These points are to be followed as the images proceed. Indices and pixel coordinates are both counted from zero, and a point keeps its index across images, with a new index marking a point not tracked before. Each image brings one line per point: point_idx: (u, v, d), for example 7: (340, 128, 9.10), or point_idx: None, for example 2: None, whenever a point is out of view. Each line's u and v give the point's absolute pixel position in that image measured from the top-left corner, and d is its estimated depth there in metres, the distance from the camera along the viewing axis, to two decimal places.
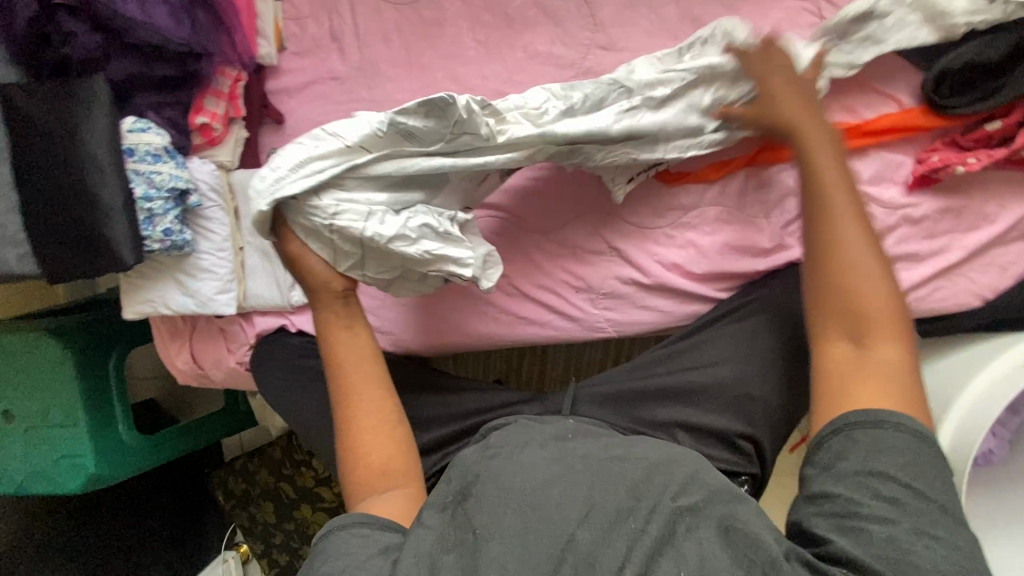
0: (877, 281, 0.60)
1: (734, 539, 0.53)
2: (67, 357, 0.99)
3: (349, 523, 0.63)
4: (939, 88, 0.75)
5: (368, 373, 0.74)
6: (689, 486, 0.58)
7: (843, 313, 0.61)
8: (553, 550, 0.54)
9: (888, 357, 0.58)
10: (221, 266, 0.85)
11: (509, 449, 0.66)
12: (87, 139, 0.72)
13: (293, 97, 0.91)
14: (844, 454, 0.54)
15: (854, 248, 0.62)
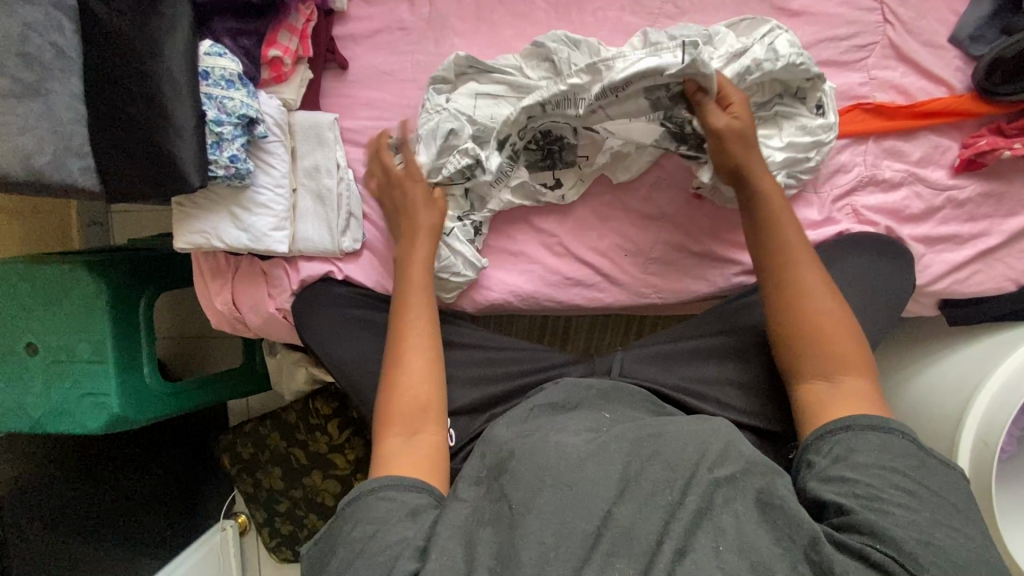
0: (834, 325, 0.69)
1: (772, 514, 0.57)
2: (101, 291, 0.96)
3: (378, 485, 0.65)
4: (992, 74, 0.79)
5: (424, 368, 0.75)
6: (725, 454, 0.61)
7: (812, 357, 0.69)
8: (590, 529, 0.56)
9: (857, 386, 0.66)
10: (277, 203, 0.85)
11: (541, 433, 0.68)
12: (165, 55, 0.72)
13: (358, 44, 0.92)
14: (858, 449, 0.61)
15: (815, 301, 0.71)
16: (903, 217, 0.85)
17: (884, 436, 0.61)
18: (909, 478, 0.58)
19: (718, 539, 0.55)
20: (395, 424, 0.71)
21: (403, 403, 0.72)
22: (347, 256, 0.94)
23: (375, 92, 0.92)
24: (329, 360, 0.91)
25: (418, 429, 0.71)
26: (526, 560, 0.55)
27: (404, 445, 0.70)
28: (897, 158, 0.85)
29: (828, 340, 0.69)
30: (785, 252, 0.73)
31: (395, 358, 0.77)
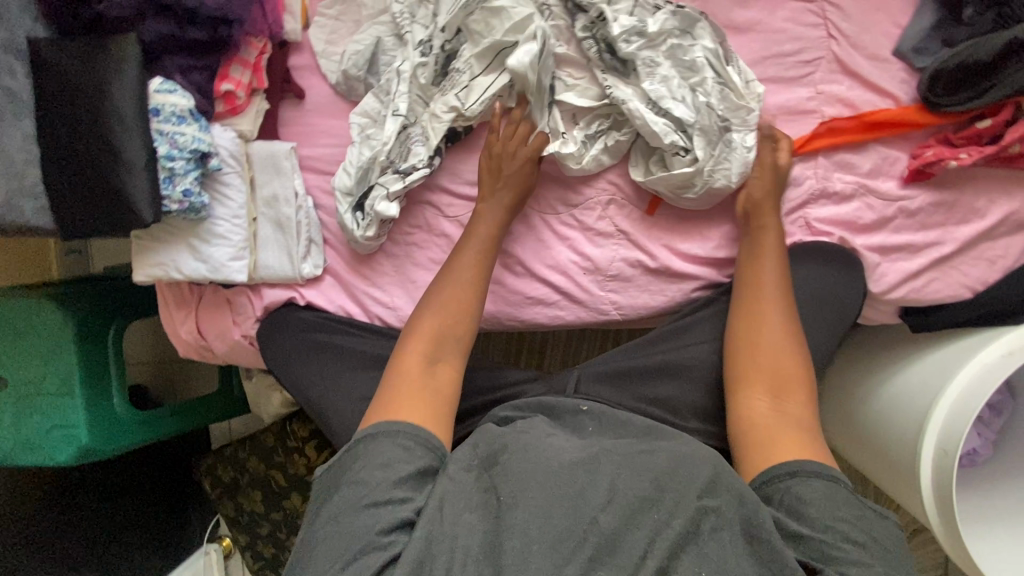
0: (777, 331, 0.76)
1: (759, 548, 0.58)
2: (69, 322, 0.98)
3: (387, 429, 0.66)
4: (935, 86, 0.80)
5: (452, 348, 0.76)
6: (713, 486, 0.60)
7: (758, 374, 0.74)
8: (574, 527, 0.57)
9: (796, 416, 0.70)
10: (235, 233, 0.86)
11: (537, 432, 0.70)
12: (114, 95, 0.73)
13: (314, 73, 0.93)
14: (806, 501, 0.61)
15: (775, 318, 0.77)
16: (858, 227, 0.86)
17: (829, 483, 0.63)
18: (856, 527, 0.60)
19: (701, 564, 0.56)
20: (425, 356, 0.74)
21: (431, 328, 0.76)
22: (310, 282, 0.95)
23: (332, 121, 0.93)
24: (295, 387, 0.93)
25: (440, 361, 0.74)
26: (509, 549, 0.56)
27: (421, 372, 0.72)
28: (848, 170, 0.86)
29: (773, 358, 0.75)
30: (760, 276, 0.80)
31: (427, 301, 0.79)
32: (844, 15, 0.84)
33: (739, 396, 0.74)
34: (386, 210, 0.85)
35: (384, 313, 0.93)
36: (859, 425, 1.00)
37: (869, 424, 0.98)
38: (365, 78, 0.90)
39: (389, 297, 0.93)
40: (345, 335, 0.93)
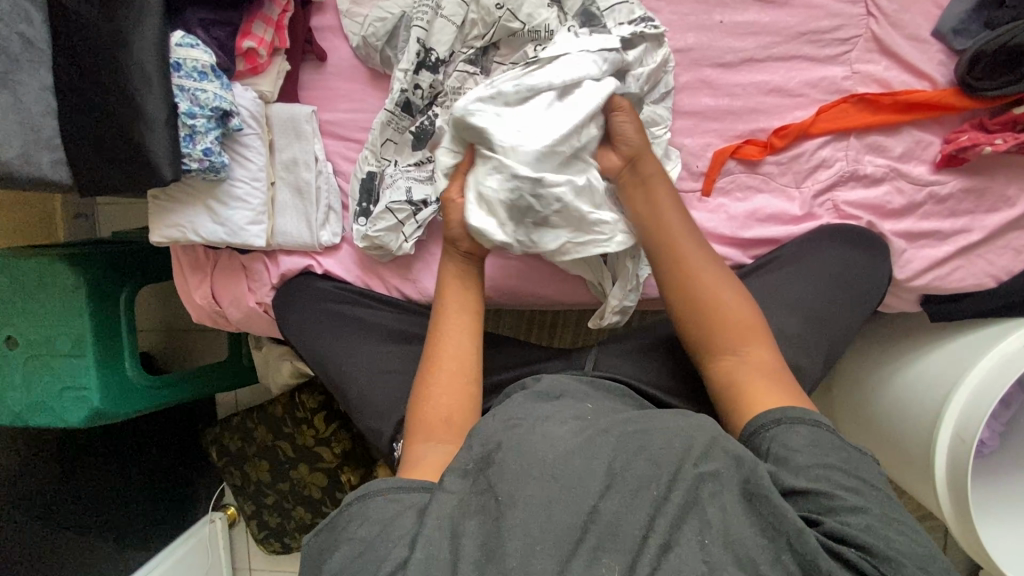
0: (725, 295, 0.72)
1: (759, 505, 0.55)
2: (81, 284, 0.96)
3: (386, 486, 0.63)
4: (974, 68, 0.78)
5: (450, 349, 0.74)
6: (711, 449, 0.58)
7: (713, 332, 0.71)
8: (575, 522, 0.54)
9: (759, 357, 0.68)
10: (254, 196, 0.84)
11: (530, 422, 0.64)
12: (135, 47, 0.70)
13: (337, 35, 0.90)
14: (794, 449, 0.59)
15: (703, 266, 0.74)
16: (885, 213, 0.85)
17: (813, 430, 0.60)
18: (848, 474, 0.58)
19: (703, 531, 0.53)
20: (421, 428, 0.70)
21: (434, 399, 0.71)
22: (327, 250, 0.93)
23: (354, 85, 0.91)
24: (308, 354, 0.92)
25: (445, 441, 0.68)
26: (511, 552, 0.53)
27: (432, 450, 0.67)
28: (880, 154, 0.84)
29: (715, 304, 0.72)
30: (686, 264, 0.74)
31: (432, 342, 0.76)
32: None
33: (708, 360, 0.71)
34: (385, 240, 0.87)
35: (403, 285, 0.92)
36: (872, 411, 1.00)
37: (882, 412, 0.98)
38: (383, 49, 0.87)
39: (404, 270, 0.92)
40: (362, 306, 0.92)
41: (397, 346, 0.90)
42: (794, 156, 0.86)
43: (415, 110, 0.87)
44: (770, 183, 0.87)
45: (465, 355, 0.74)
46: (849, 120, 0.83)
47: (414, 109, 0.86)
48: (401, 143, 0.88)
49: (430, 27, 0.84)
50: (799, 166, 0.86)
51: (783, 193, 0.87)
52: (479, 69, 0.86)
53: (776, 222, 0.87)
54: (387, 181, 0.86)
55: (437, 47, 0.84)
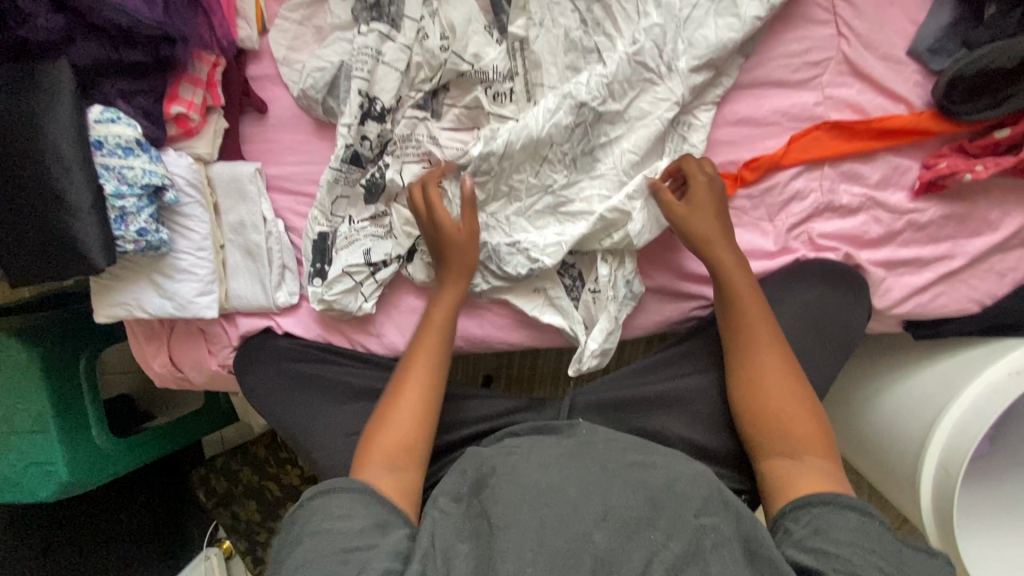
0: (787, 393, 0.71)
1: (760, 565, 0.56)
2: (35, 360, 0.93)
3: (339, 486, 0.65)
4: (952, 92, 0.73)
5: (421, 374, 0.75)
6: (707, 501, 0.59)
7: (767, 432, 0.71)
8: (569, 547, 0.55)
9: (817, 465, 0.68)
10: (200, 266, 0.80)
11: (523, 452, 0.68)
12: (48, 132, 0.65)
13: (276, 83, 0.85)
14: (835, 526, 0.59)
15: (769, 367, 0.73)
16: (862, 242, 0.81)
17: (860, 516, 0.60)
18: (888, 561, 0.56)
19: None
20: (379, 456, 0.70)
21: (385, 440, 0.71)
22: (286, 309, 0.89)
23: (298, 136, 0.85)
24: (276, 416, 0.88)
25: (399, 463, 0.70)
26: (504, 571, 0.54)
27: (381, 474, 0.68)
28: (855, 182, 0.80)
29: (775, 396, 0.71)
30: (747, 334, 0.74)
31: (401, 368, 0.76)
32: (857, 11, 0.77)
33: (759, 456, 0.71)
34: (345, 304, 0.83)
35: (367, 339, 0.89)
36: (861, 430, 0.98)
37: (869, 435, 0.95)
38: (325, 100, 0.81)
39: (365, 326, 0.89)
40: (328, 364, 0.89)
41: (369, 405, 0.87)
42: (765, 188, 0.81)
43: (365, 161, 0.82)
44: (743, 216, 0.83)
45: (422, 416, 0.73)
46: (823, 149, 0.79)
47: (363, 160, 0.82)
48: (353, 196, 0.83)
49: (372, 76, 0.78)
50: (771, 198, 0.82)
51: (756, 227, 0.83)
52: (430, 113, 0.82)
53: (751, 258, 0.83)
54: (342, 240, 0.83)
55: (380, 95, 0.79)
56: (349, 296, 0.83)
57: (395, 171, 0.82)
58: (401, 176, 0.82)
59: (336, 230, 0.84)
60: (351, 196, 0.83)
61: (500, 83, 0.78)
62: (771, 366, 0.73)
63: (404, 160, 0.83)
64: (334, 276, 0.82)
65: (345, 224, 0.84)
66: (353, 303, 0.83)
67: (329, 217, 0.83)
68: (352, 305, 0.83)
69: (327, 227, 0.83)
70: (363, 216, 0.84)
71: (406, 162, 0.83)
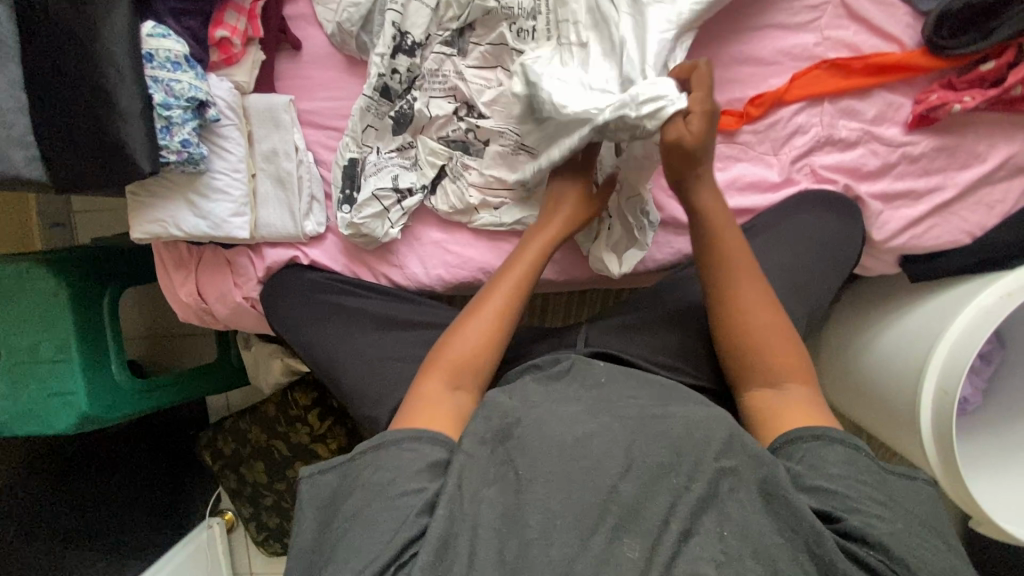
0: (768, 327, 0.70)
1: (777, 508, 0.55)
2: (62, 289, 0.94)
3: (388, 440, 0.61)
4: (940, 29, 0.80)
5: (481, 320, 0.72)
6: (730, 446, 0.58)
7: (751, 364, 0.70)
8: (596, 499, 0.55)
9: (801, 392, 0.67)
10: (235, 188, 0.84)
11: (544, 405, 0.64)
12: (105, 38, 0.69)
13: (311, 22, 0.90)
14: (830, 460, 0.59)
15: (755, 305, 0.71)
16: (860, 175, 0.87)
17: (854, 450, 0.60)
18: (878, 490, 0.57)
19: (722, 524, 0.54)
20: (442, 370, 0.68)
21: (450, 359, 0.69)
22: (312, 241, 0.92)
23: (330, 72, 0.90)
24: (300, 344, 0.91)
25: (459, 387, 0.68)
26: (533, 522, 0.54)
27: (439, 390, 0.67)
28: (853, 118, 0.86)
29: (759, 332, 0.70)
30: (731, 268, 0.73)
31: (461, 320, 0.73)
32: None
33: (745, 386, 0.70)
34: (375, 229, 0.87)
35: (390, 271, 0.92)
36: (857, 371, 1.02)
37: (869, 372, 0.99)
38: (358, 35, 0.87)
39: (388, 258, 0.92)
40: (352, 295, 0.91)
41: (392, 332, 0.89)
42: (769, 124, 0.87)
43: (394, 95, 0.87)
44: (749, 150, 0.88)
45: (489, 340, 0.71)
46: (822, 86, 0.85)
47: (393, 93, 0.86)
48: (381, 128, 0.88)
49: (404, 11, 0.84)
50: (775, 133, 0.87)
51: (761, 160, 0.88)
52: (456, 50, 0.88)
53: (757, 190, 0.88)
54: (371, 168, 0.87)
55: (412, 30, 0.84)
56: (378, 222, 0.87)
57: (422, 104, 0.87)
58: (428, 107, 0.87)
59: (365, 158, 0.88)
60: (379, 128, 0.88)
61: (525, 18, 0.84)
62: (752, 301, 0.71)
63: (428, 92, 0.88)
64: (363, 202, 0.85)
65: (373, 153, 0.88)
66: (382, 228, 0.87)
67: (359, 146, 0.88)
68: (381, 231, 0.87)
69: (356, 155, 0.88)
70: (390, 146, 0.89)
71: (432, 96, 0.87)
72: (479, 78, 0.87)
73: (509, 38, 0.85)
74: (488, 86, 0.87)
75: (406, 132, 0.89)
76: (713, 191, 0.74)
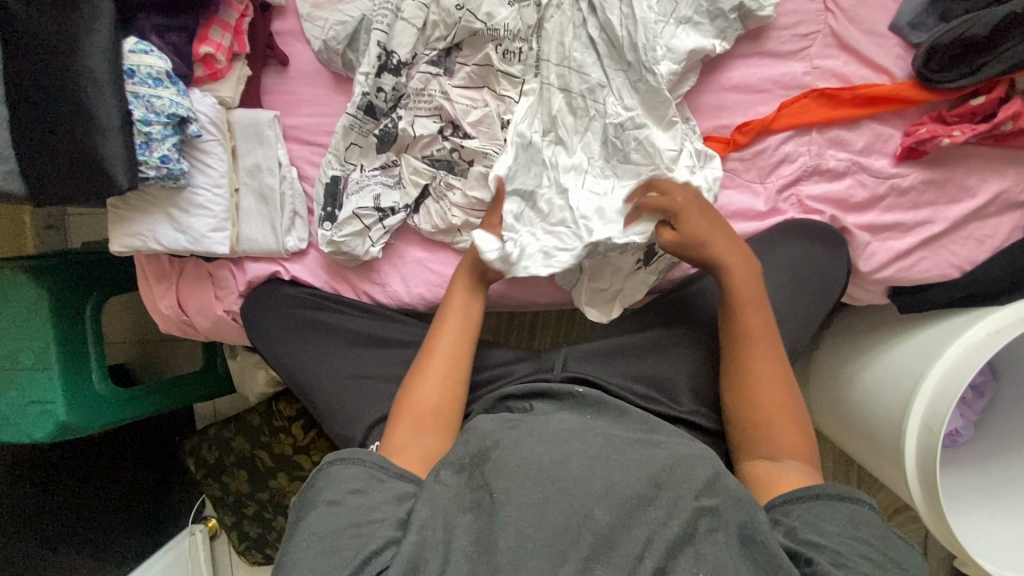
0: (778, 398, 0.70)
1: (755, 551, 0.55)
2: (44, 297, 0.95)
3: (360, 459, 0.64)
4: (930, 62, 0.79)
5: (433, 369, 0.74)
6: (713, 483, 0.58)
7: (754, 433, 0.69)
8: (568, 525, 0.56)
9: (800, 467, 0.66)
10: (216, 203, 0.83)
11: (526, 426, 0.65)
12: (86, 54, 0.70)
13: (299, 39, 0.90)
14: (825, 517, 0.59)
15: (768, 378, 0.71)
16: (848, 206, 0.86)
17: (851, 505, 0.60)
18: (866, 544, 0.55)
19: (697, 566, 0.54)
20: (409, 418, 0.70)
21: (417, 404, 0.72)
22: (294, 256, 0.92)
23: (317, 88, 0.90)
24: (277, 360, 0.90)
25: (429, 432, 0.70)
26: (504, 549, 0.55)
27: (411, 441, 0.69)
28: (841, 148, 0.85)
29: (768, 407, 0.69)
30: (752, 339, 0.72)
31: (418, 366, 0.75)
32: None
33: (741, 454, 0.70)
34: (355, 247, 0.87)
35: (371, 289, 0.91)
36: (843, 402, 1.00)
37: (855, 404, 0.96)
38: (345, 53, 0.87)
39: (369, 276, 0.91)
40: (331, 312, 0.91)
41: (370, 350, 0.88)
42: (756, 152, 0.86)
43: (379, 113, 0.86)
44: (736, 177, 0.87)
45: (448, 381, 0.74)
46: (810, 115, 0.84)
47: (378, 112, 0.86)
48: (365, 146, 0.88)
49: (390, 30, 0.84)
50: (762, 161, 0.86)
51: (748, 188, 0.87)
52: (443, 70, 0.87)
53: (743, 218, 0.87)
54: (353, 186, 0.87)
55: (397, 50, 0.84)
56: (359, 241, 0.87)
57: (407, 123, 0.86)
58: (412, 126, 0.86)
59: (347, 176, 0.88)
60: (363, 146, 0.88)
61: (512, 40, 0.84)
62: (764, 372, 0.71)
63: (414, 111, 0.87)
64: (344, 220, 0.85)
65: (356, 171, 0.88)
66: (362, 246, 0.87)
67: (343, 164, 0.88)
68: (361, 249, 0.87)
69: (340, 172, 0.88)
70: (375, 163, 0.88)
71: (418, 115, 0.87)
72: (465, 99, 0.86)
73: (493, 58, 0.85)
74: (473, 107, 0.86)
75: (388, 150, 0.88)
76: (740, 263, 0.74)
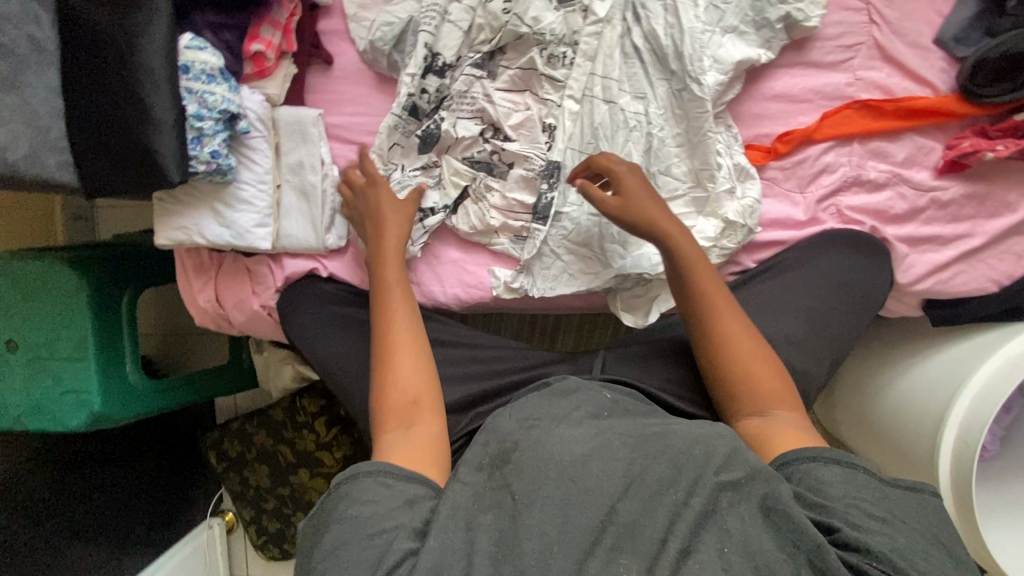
0: (756, 358, 0.70)
1: (777, 520, 0.53)
2: (83, 288, 0.95)
3: (383, 474, 0.60)
4: (975, 76, 0.80)
5: (404, 364, 0.70)
6: (731, 459, 0.57)
7: (740, 392, 0.69)
8: (592, 526, 0.54)
9: (790, 419, 0.66)
10: (260, 199, 0.84)
11: (547, 422, 0.64)
12: (143, 49, 0.70)
13: (344, 38, 0.91)
14: (829, 481, 0.57)
15: (742, 333, 0.71)
16: (887, 217, 0.86)
17: (850, 468, 0.59)
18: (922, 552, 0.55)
19: (722, 541, 0.52)
20: (391, 419, 0.66)
21: (392, 397, 0.68)
22: (333, 253, 0.93)
23: (360, 88, 0.91)
24: (313, 356, 0.90)
25: (412, 424, 0.66)
26: (528, 550, 0.53)
27: (400, 439, 0.65)
28: (882, 159, 0.85)
29: (749, 365, 0.69)
30: (724, 304, 0.72)
31: (381, 374, 0.70)
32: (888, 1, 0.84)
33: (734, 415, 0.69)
34: None
35: None
36: (873, 413, 1.00)
37: (885, 415, 0.97)
38: (390, 53, 0.88)
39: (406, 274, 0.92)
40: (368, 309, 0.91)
41: None
42: (796, 161, 0.86)
43: (422, 113, 0.87)
44: (775, 186, 0.87)
45: (424, 369, 0.70)
46: (852, 125, 0.84)
47: (421, 113, 0.87)
48: (407, 146, 0.88)
49: (437, 32, 0.85)
50: (801, 171, 0.87)
51: (787, 197, 0.87)
52: (486, 73, 0.88)
53: (782, 227, 0.87)
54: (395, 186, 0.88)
55: (443, 51, 0.85)
56: None
57: (450, 124, 0.87)
58: (455, 128, 0.87)
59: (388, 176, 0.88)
60: (405, 146, 0.88)
61: (556, 45, 0.84)
62: (740, 331, 0.71)
63: (457, 114, 0.88)
64: None
65: (397, 171, 0.88)
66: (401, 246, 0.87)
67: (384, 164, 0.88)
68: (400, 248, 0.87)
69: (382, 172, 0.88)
70: (416, 163, 0.89)
71: (460, 117, 0.87)
72: (507, 102, 0.87)
73: (537, 62, 0.86)
74: (515, 110, 0.86)
75: (429, 151, 0.89)
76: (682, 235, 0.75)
